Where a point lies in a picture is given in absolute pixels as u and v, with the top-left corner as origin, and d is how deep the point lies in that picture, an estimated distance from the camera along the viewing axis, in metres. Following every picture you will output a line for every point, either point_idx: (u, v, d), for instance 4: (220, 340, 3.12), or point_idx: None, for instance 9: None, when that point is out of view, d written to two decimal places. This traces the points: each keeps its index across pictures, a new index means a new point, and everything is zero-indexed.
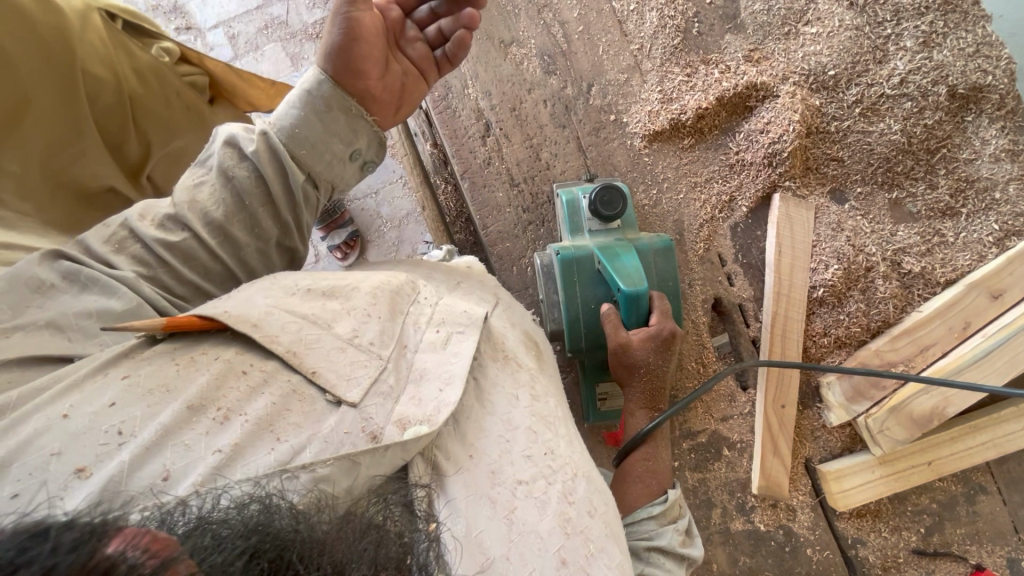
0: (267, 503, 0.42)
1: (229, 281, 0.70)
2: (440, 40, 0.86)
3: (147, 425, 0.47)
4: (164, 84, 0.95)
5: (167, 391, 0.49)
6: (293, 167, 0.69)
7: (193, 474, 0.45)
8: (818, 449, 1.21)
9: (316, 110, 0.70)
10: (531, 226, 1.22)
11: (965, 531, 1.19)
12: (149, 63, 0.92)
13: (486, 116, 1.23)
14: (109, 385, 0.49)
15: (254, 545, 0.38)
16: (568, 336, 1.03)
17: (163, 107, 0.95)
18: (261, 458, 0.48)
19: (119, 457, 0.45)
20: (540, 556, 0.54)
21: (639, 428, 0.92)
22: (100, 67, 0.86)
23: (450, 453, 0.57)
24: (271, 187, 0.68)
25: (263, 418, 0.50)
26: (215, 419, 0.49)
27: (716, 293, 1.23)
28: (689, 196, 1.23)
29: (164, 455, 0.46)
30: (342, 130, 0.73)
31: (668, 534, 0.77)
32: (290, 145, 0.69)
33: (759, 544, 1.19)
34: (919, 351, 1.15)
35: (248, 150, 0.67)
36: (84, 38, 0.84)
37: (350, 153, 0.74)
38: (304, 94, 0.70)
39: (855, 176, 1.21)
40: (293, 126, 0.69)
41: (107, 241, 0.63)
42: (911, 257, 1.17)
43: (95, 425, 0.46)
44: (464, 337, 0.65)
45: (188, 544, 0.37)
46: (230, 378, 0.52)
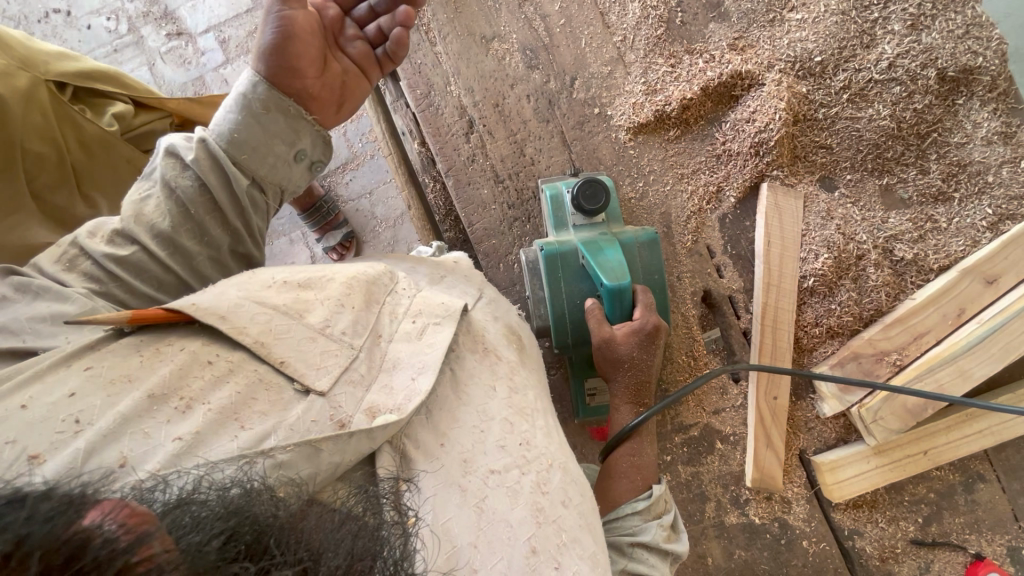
0: (247, 488, 0.42)
1: (184, 290, 0.70)
2: (380, 39, 0.85)
3: (105, 415, 0.46)
4: (111, 150, 1.05)
5: (128, 382, 0.49)
6: (235, 172, 0.70)
7: (151, 460, 0.45)
8: (812, 441, 1.20)
9: (252, 113, 0.71)
10: (517, 223, 1.21)
11: (964, 520, 1.17)
12: (95, 133, 1.02)
13: (470, 113, 1.23)
14: (71, 376, 0.48)
15: (232, 527, 0.38)
16: (554, 332, 1.02)
17: (112, 169, 1.07)
18: (224, 445, 0.48)
19: (74, 445, 0.44)
20: (509, 545, 0.53)
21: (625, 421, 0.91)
22: (41, 142, 0.98)
23: (420, 442, 0.57)
24: (215, 195, 0.69)
25: (227, 407, 0.50)
26: (177, 408, 0.49)
27: (705, 286, 1.22)
28: (676, 187, 1.22)
29: (123, 441, 0.45)
30: (283, 131, 0.74)
31: (652, 529, 0.77)
32: (230, 151, 0.70)
33: (754, 537, 1.18)
34: (914, 339, 1.13)
35: (188, 158, 0.68)
36: (26, 116, 0.95)
37: (295, 153, 0.76)
38: (240, 98, 0.71)
39: (844, 164, 1.19)
40: (232, 131, 0.70)
41: (58, 261, 0.63)
42: (903, 244, 1.16)
43: (52, 415, 0.45)
44: (440, 329, 0.63)
45: (168, 520, 0.37)
46: (195, 368, 0.51)
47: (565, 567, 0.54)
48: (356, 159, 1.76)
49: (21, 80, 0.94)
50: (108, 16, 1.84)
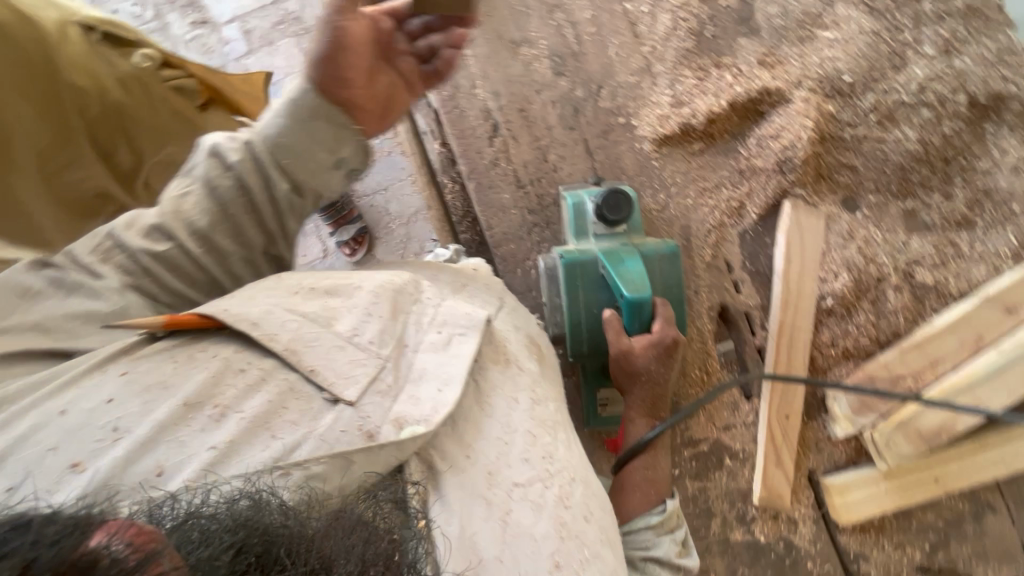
0: (257, 499, 0.43)
1: (214, 288, 0.71)
2: (430, 55, 0.83)
3: (142, 422, 0.47)
4: (149, 92, 0.93)
5: (163, 389, 0.50)
6: (275, 176, 0.69)
7: (186, 469, 0.46)
8: (821, 461, 1.19)
9: (299, 119, 0.69)
10: (536, 228, 1.21)
11: (970, 549, 1.17)
12: (130, 71, 0.91)
13: (494, 117, 1.23)
14: (108, 380, 0.49)
15: (241, 540, 0.39)
16: (570, 340, 1.02)
17: (153, 114, 0.93)
18: (256, 455, 0.49)
19: (114, 453, 0.46)
20: (532, 559, 0.54)
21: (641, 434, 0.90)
22: (81, 78, 0.87)
23: (447, 454, 0.57)
24: (255, 197, 0.69)
25: (259, 416, 0.50)
26: (212, 416, 0.49)
27: (722, 301, 1.21)
28: (699, 201, 1.22)
29: (159, 450, 0.47)
30: (327, 138, 0.71)
31: (665, 544, 0.77)
32: (273, 154, 0.69)
33: (758, 555, 1.18)
34: (929, 364, 1.12)
35: (231, 159, 0.67)
36: (62, 49, 0.86)
37: (335, 161, 0.72)
38: (290, 103, 0.69)
39: (868, 185, 1.18)
40: (277, 135, 0.69)
41: (93, 251, 0.64)
42: (924, 268, 1.15)
43: (91, 421, 0.47)
44: (465, 340, 0.63)
45: (177, 536, 0.38)
46: (227, 376, 0.52)
47: None
48: None
49: (50, 15, 0.86)
50: (136, 3, 1.86)
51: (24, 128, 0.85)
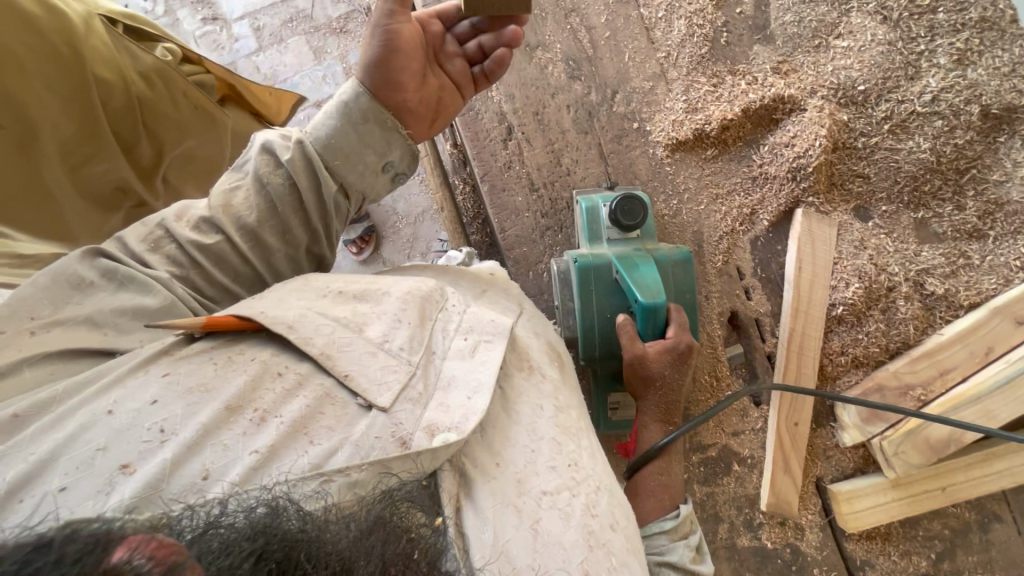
0: (275, 506, 0.43)
1: (256, 283, 0.72)
2: (480, 56, 0.86)
3: (186, 424, 0.49)
4: (170, 85, 0.93)
5: (204, 391, 0.51)
6: (326, 178, 0.71)
7: (231, 473, 0.48)
8: (829, 469, 1.20)
9: (351, 121, 0.73)
10: (549, 231, 1.22)
11: (977, 559, 1.17)
12: (153, 65, 0.91)
13: (509, 120, 1.25)
14: (152, 382, 0.51)
15: (261, 547, 0.39)
16: (582, 345, 1.02)
17: (173, 108, 0.94)
18: (296, 460, 0.50)
19: (162, 455, 0.47)
20: (563, 568, 0.53)
21: (656, 439, 0.91)
22: (106, 70, 0.86)
23: (478, 461, 0.57)
24: (302, 196, 0.70)
25: (298, 420, 0.52)
26: (253, 420, 0.51)
27: (733, 307, 1.22)
28: (710, 207, 1.22)
29: (204, 454, 0.48)
30: (376, 142, 0.75)
31: (679, 549, 0.77)
32: (324, 155, 0.72)
33: (765, 561, 1.18)
34: (939, 374, 1.13)
35: (283, 158, 0.70)
36: (88, 41, 0.84)
37: (383, 164, 0.77)
38: (341, 106, 0.73)
39: (880, 194, 1.19)
40: (328, 137, 0.72)
41: (144, 240, 0.65)
42: (935, 278, 1.15)
43: (137, 422, 0.48)
44: (492, 346, 0.64)
45: (196, 547, 0.38)
46: (266, 380, 0.54)
47: None
48: None
49: (75, 7, 0.85)
50: None
51: (50, 122, 0.83)
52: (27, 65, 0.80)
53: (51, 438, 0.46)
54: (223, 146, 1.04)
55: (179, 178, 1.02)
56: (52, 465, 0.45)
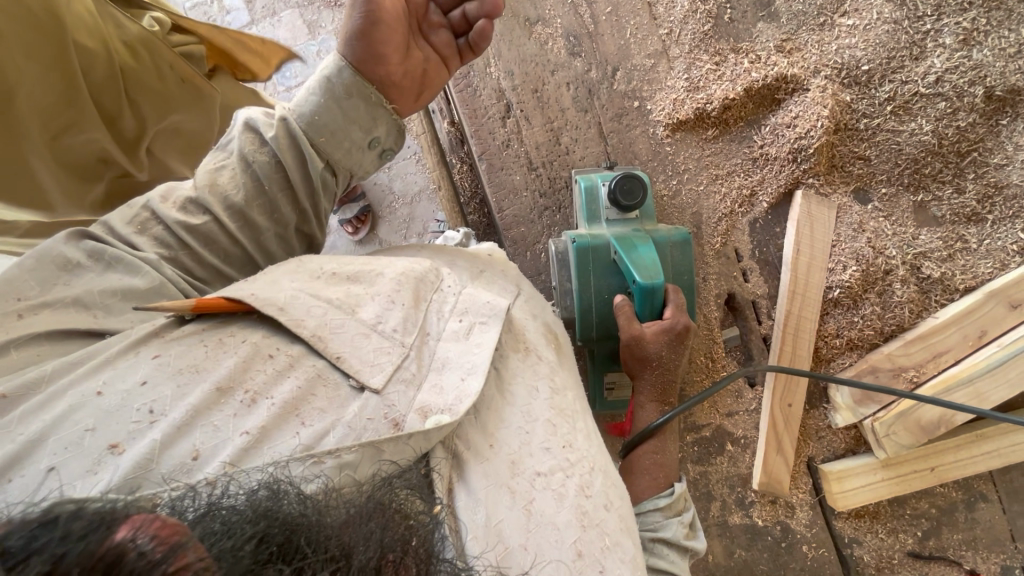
0: (276, 489, 0.44)
1: (247, 263, 0.71)
2: (465, 27, 0.84)
3: (177, 405, 0.49)
4: (155, 57, 0.90)
5: (194, 372, 0.51)
6: (312, 155, 0.70)
7: (221, 454, 0.48)
8: (821, 449, 1.21)
9: (334, 97, 0.71)
10: (547, 212, 1.21)
11: (962, 537, 1.20)
12: (138, 35, 0.88)
13: (507, 97, 1.23)
14: (142, 363, 0.51)
15: (263, 530, 0.40)
16: (579, 325, 1.02)
17: (157, 80, 0.91)
18: (287, 441, 0.50)
19: (151, 435, 0.47)
20: (556, 548, 0.54)
21: (651, 420, 0.92)
22: (88, 38, 0.82)
23: (471, 443, 0.58)
24: (289, 172, 0.70)
25: (290, 401, 0.52)
26: (243, 402, 0.51)
27: (730, 289, 1.22)
28: (710, 188, 1.21)
29: (194, 435, 0.48)
30: (362, 118, 0.73)
31: (673, 526, 0.78)
32: (309, 132, 0.70)
33: (755, 538, 1.21)
34: (932, 357, 1.14)
35: (267, 136, 0.69)
36: (71, 6, 0.79)
37: (369, 140, 0.75)
38: (324, 81, 0.71)
39: (880, 177, 1.18)
40: (313, 113, 0.70)
41: (130, 222, 0.64)
42: (932, 261, 1.16)
43: (127, 403, 0.48)
44: (487, 328, 0.64)
45: (199, 529, 0.39)
46: (258, 361, 0.53)
47: (609, 571, 0.55)
48: None
49: None
50: None
51: (31, 92, 0.77)
52: (9, 31, 0.73)
53: (40, 419, 0.46)
54: (209, 121, 1.02)
55: (164, 151, 1.00)
56: (41, 445, 0.44)
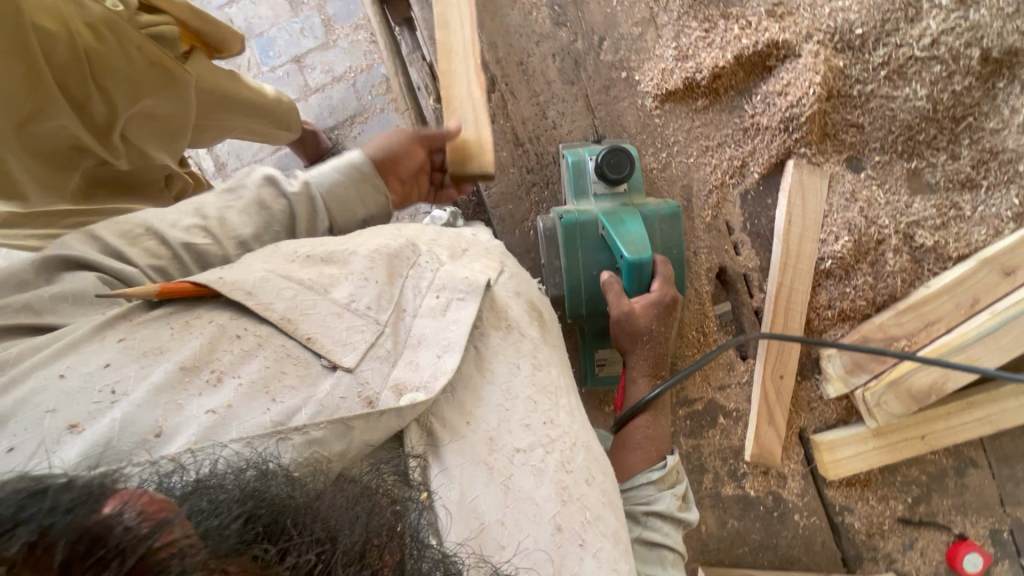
0: (263, 469, 0.44)
1: None
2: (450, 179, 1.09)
3: (140, 385, 0.48)
4: (121, 37, 0.86)
5: (159, 354, 0.51)
6: (323, 216, 0.78)
7: (183, 433, 0.47)
8: (813, 420, 1.22)
9: (354, 178, 0.81)
10: (535, 188, 1.20)
11: (952, 502, 1.22)
12: (102, 15, 0.84)
13: (492, 70, 1.20)
14: (106, 347, 0.50)
15: (250, 510, 0.39)
16: (569, 302, 1.02)
17: (125, 62, 0.88)
18: (255, 418, 0.49)
19: (112, 414, 0.46)
20: (534, 523, 0.55)
21: (642, 395, 0.92)
22: (47, 19, 0.78)
23: (447, 421, 0.57)
24: (295, 225, 0.75)
25: (257, 380, 0.51)
26: (209, 380, 0.50)
27: (721, 262, 1.21)
28: (700, 159, 1.19)
29: (157, 411, 0.47)
30: (371, 199, 0.83)
31: (666, 499, 0.78)
32: (326, 200, 0.78)
33: (747, 508, 1.22)
34: (924, 326, 1.13)
35: (289, 191, 0.75)
36: None
37: (367, 215, 0.84)
38: (349, 164, 0.81)
39: (873, 144, 1.16)
40: (333, 186, 0.79)
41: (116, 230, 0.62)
42: (925, 230, 1.14)
43: (90, 385, 0.47)
44: (464, 305, 0.63)
45: (186, 506, 0.39)
46: (224, 342, 0.53)
47: (589, 544, 0.56)
48: (364, 112, 1.59)
49: None
50: None
51: None
52: None
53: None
54: (182, 105, 0.99)
55: (142, 140, 0.95)
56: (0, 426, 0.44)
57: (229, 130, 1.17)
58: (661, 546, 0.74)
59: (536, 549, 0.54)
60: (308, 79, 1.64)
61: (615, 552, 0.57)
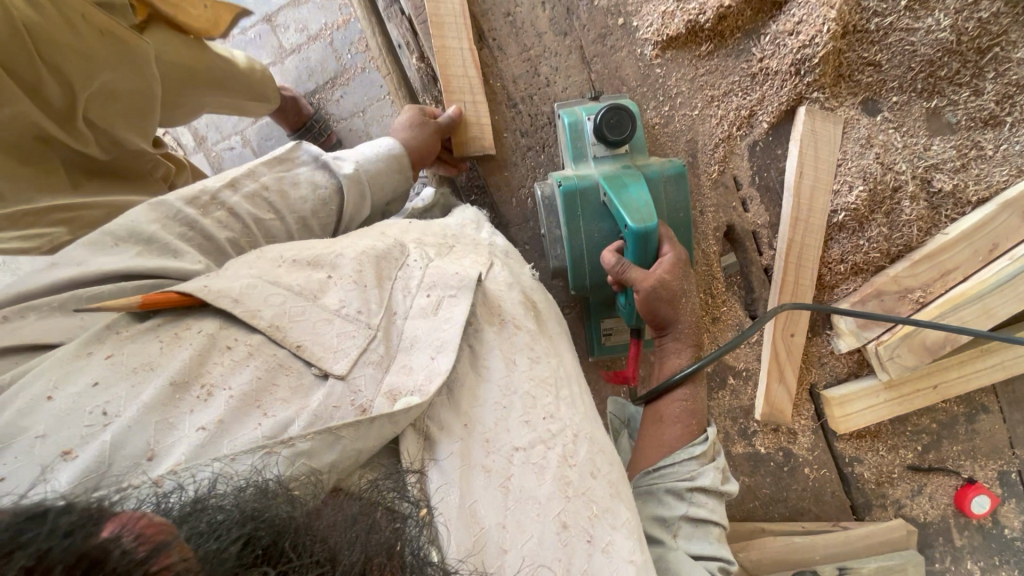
0: (264, 487, 0.42)
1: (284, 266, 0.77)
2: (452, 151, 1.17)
3: (132, 404, 0.45)
4: (62, 7, 0.78)
5: (149, 370, 0.47)
6: (365, 199, 0.87)
7: (176, 452, 0.44)
8: (824, 375, 1.20)
9: (389, 163, 0.92)
10: (531, 152, 1.13)
11: (961, 448, 1.22)
12: None
13: (479, 24, 1.11)
14: (92, 365, 0.46)
15: (249, 532, 0.37)
16: (572, 274, 0.97)
17: (73, 34, 0.79)
18: (248, 433, 0.46)
19: (103, 438, 0.43)
20: (539, 521, 0.54)
21: (674, 370, 0.88)
22: None
23: (443, 422, 0.57)
24: (342, 208, 0.83)
25: (249, 392, 0.48)
26: (200, 396, 0.47)
27: (729, 220, 1.16)
28: (705, 111, 1.12)
29: (148, 432, 0.44)
30: (396, 183, 0.95)
31: (710, 473, 0.77)
32: (367, 181, 0.88)
33: (758, 464, 1.23)
34: (940, 275, 1.09)
35: (341, 171, 0.83)
36: None
37: (387, 204, 0.96)
38: (386, 152, 0.92)
39: (891, 84, 1.08)
40: (371, 170, 0.89)
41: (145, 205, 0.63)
42: (944, 173, 1.08)
43: (78, 406, 0.44)
44: (457, 302, 0.62)
45: (185, 529, 0.36)
46: (214, 353, 0.49)
47: (597, 539, 0.55)
48: (346, 73, 1.49)
49: None
50: None
51: None
52: None
53: None
54: (146, 77, 0.89)
55: (111, 121, 0.85)
56: None
57: (203, 107, 1.09)
58: (708, 521, 0.75)
59: (542, 550, 0.53)
60: (282, 40, 1.52)
61: (630, 542, 0.57)
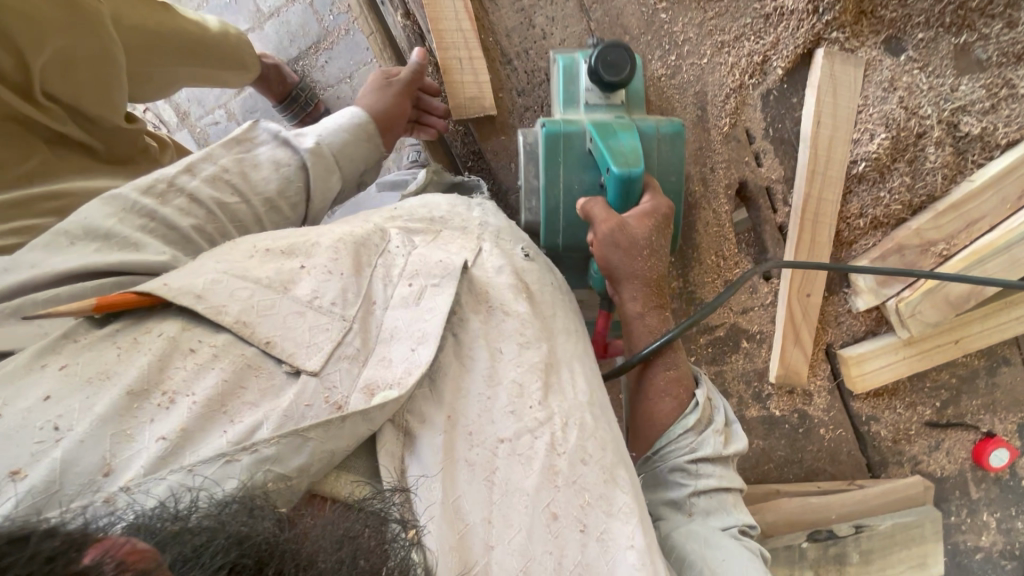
0: (251, 504, 0.39)
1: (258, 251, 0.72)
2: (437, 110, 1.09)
3: (86, 416, 0.41)
4: None
5: (104, 379, 0.43)
6: (334, 173, 0.80)
7: (136, 465, 0.41)
8: (840, 335, 1.16)
9: (355, 134, 0.85)
10: (529, 112, 1.06)
11: (981, 402, 1.19)
12: None
13: None
14: (44, 376, 0.42)
15: (233, 560, 0.34)
16: (545, 228, 0.90)
17: None
18: (213, 442, 0.43)
19: (52, 456, 0.39)
20: (528, 513, 0.51)
21: (648, 336, 0.82)
22: None
23: (424, 414, 0.53)
24: (310, 185, 0.77)
25: (213, 398, 0.45)
26: (161, 404, 0.44)
27: (741, 176, 1.09)
28: (715, 59, 1.04)
29: (104, 445, 0.41)
30: (365, 156, 0.87)
31: (710, 440, 0.74)
32: (334, 154, 0.81)
33: (773, 427, 1.21)
34: (966, 226, 1.03)
35: (303, 146, 0.77)
36: None
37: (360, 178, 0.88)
38: (353, 123, 0.86)
39: (917, 19, 0.99)
40: (336, 143, 0.82)
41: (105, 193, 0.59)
42: (972, 116, 1.00)
43: (28, 422, 0.40)
44: (439, 291, 0.59)
45: (171, 552, 0.33)
46: (177, 357, 0.46)
47: (590, 528, 0.53)
48: (329, 36, 1.39)
49: None
50: None
51: None
52: None
53: None
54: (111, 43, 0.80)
55: (78, 95, 0.77)
56: None
57: (175, 81, 1.01)
58: (718, 490, 0.72)
59: (531, 543, 0.50)
60: (259, 3, 1.43)
61: (628, 527, 0.54)
